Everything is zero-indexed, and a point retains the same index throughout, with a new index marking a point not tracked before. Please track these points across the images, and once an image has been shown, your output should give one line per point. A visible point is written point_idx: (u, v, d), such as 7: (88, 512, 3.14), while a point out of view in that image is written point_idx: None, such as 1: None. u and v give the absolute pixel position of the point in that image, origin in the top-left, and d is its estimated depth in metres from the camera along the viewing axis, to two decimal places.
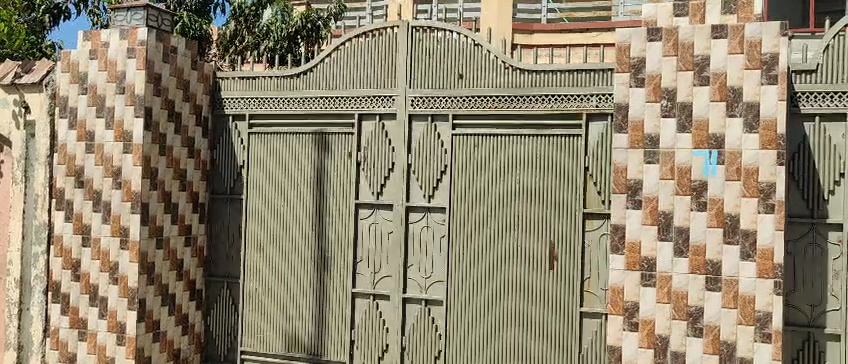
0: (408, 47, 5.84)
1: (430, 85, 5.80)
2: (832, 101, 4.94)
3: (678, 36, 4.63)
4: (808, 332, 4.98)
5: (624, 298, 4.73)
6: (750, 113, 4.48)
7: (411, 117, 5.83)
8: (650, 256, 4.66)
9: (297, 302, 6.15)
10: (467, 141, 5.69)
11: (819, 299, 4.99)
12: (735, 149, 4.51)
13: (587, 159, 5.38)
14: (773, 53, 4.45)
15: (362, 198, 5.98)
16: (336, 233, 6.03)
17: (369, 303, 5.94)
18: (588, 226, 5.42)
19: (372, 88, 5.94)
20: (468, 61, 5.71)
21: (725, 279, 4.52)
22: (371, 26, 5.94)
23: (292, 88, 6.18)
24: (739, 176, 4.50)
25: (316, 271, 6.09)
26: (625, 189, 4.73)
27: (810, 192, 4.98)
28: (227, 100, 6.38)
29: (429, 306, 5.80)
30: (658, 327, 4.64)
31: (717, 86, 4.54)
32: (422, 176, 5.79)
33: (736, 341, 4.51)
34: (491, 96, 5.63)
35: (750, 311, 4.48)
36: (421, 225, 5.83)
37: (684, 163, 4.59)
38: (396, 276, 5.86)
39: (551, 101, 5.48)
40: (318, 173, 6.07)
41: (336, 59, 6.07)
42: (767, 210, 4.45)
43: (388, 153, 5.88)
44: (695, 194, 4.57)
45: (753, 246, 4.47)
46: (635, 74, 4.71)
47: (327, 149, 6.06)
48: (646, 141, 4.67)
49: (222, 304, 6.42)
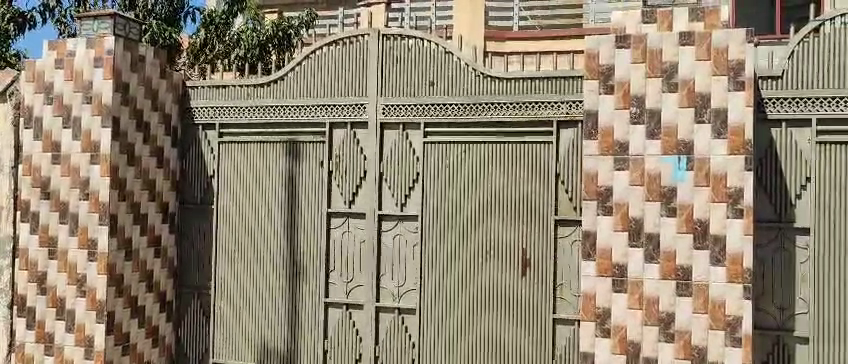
0: (379, 55, 5.83)
1: (402, 93, 5.79)
2: (797, 107, 5.01)
3: (645, 43, 4.66)
4: (777, 335, 5.04)
5: (596, 304, 4.74)
6: (718, 120, 4.52)
7: (382, 125, 5.82)
8: (620, 262, 4.68)
9: (270, 312, 6.09)
10: (439, 148, 5.69)
11: (787, 303, 5.04)
12: (703, 155, 4.54)
13: (558, 165, 5.40)
14: (740, 59, 4.50)
15: (334, 207, 5.94)
16: (308, 241, 5.99)
17: (342, 313, 5.90)
18: (560, 232, 5.42)
19: (342, 97, 5.91)
20: (439, 69, 5.71)
21: (695, 285, 4.55)
22: (342, 34, 5.92)
23: (263, 96, 6.14)
24: (707, 182, 4.53)
25: (288, 281, 6.04)
26: (595, 195, 4.75)
27: (777, 197, 5.04)
28: (197, 110, 6.32)
29: (402, 314, 5.77)
30: (630, 333, 4.66)
31: (684, 93, 4.57)
32: (394, 184, 5.78)
33: (707, 345, 4.53)
34: (462, 104, 5.63)
35: (721, 316, 4.51)
36: (393, 233, 5.80)
37: (653, 170, 4.61)
38: (369, 285, 5.82)
39: (521, 109, 5.49)
40: (289, 182, 6.03)
41: (307, 68, 6.04)
42: (735, 215, 4.49)
43: (359, 162, 5.85)
44: (664, 200, 4.59)
45: (723, 251, 4.51)
46: (604, 81, 4.74)
47: (299, 158, 6.02)
48: (616, 147, 4.70)
49: (194, 316, 6.34)
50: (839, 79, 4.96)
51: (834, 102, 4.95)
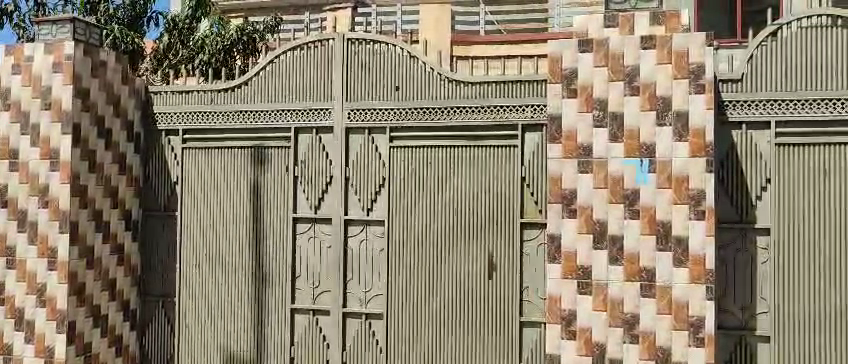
0: (344, 59, 5.81)
1: (367, 97, 5.78)
2: (757, 110, 5.09)
3: (606, 47, 4.71)
4: (739, 334, 5.12)
5: (561, 307, 4.77)
6: (679, 122, 4.58)
7: (348, 130, 5.80)
8: (585, 264, 4.71)
9: (236, 319, 6.04)
10: (405, 153, 5.68)
11: (749, 303, 5.12)
12: (665, 157, 4.59)
13: (523, 169, 5.43)
14: (701, 62, 4.55)
15: (300, 212, 5.91)
16: (273, 247, 5.94)
17: (309, 319, 5.86)
18: (526, 236, 5.45)
19: (307, 101, 5.88)
20: (404, 73, 5.71)
21: (659, 286, 4.59)
22: (306, 39, 5.90)
23: (227, 102, 6.09)
24: (669, 185, 4.58)
25: (254, 287, 5.99)
26: (559, 198, 4.78)
27: (738, 198, 5.12)
28: (160, 115, 6.25)
29: (370, 319, 5.75)
30: (595, 335, 4.69)
31: (646, 96, 4.62)
32: (360, 189, 5.76)
33: (671, 346, 4.58)
34: (427, 108, 5.64)
35: (684, 317, 4.56)
36: (359, 238, 5.78)
37: (616, 173, 4.65)
38: (335, 290, 5.79)
39: (486, 113, 5.51)
40: (254, 188, 5.99)
41: (271, 72, 6.00)
42: (697, 216, 4.54)
43: (325, 167, 5.83)
44: (627, 202, 4.63)
45: (685, 252, 4.56)
46: (567, 85, 4.78)
47: (264, 164, 5.98)
48: (579, 151, 4.73)
49: (158, 325, 6.26)
50: (797, 82, 5.05)
51: (792, 104, 5.03)
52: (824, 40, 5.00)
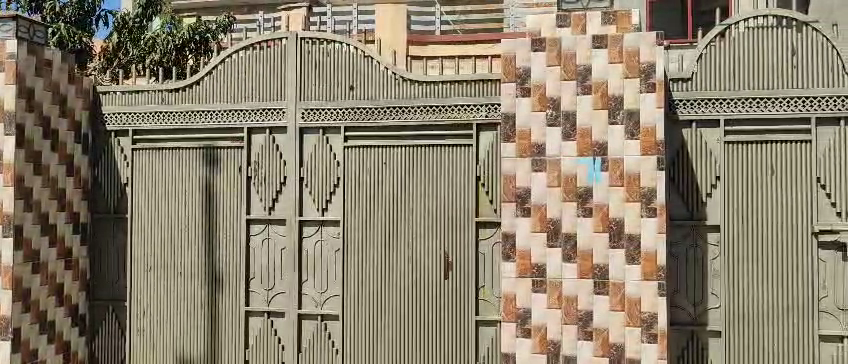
0: (297, 59, 5.76)
1: (321, 97, 5.73)
2: (707, 108, 5.17)
3: (559, 46, 4.74)
4: (691, 330, 5.18)
5: (516, 305, 4.79)
6: (630, 121, 4.62)
7: (302, 130, 5.74)
8: (540, 262, 4.73)
9: (189, 323, 5.93)
10: (360, 153, 5.65)
11: (700, 298, 5.19)
12: (617, 156, 4.63)
13: (478, 168, 5.44)
14: (651, 62, 4.61)
15: (254, 213, 5.83)
16: (226, 249, 5.86)
17: (264, 321, 5.78)
18: (481, 235, 5.46)
19: (260, 101, 5.81)
20: (358, 73, 5.68)
21: (612, 283, 4.63)
22: (258, 38, 5.83)
23: (179, 102, 6.00)
24: (622, 183, 4.62)
25: (207, 290, 5.89)
26: (514, 197, 4.80)
27: (689, 194, 5.19)
28: (108, 116, 6.12)
29: (325, 321, 5.70)
30: (550, 332, 4.71)
31: (598, 95, 4.66)
32: (314, 189, 5.71)
33: (624, 342, 4.62)
34: (382, 108, 5.61)
35: (636, 313, 4.61)
36: (314, 239, 5.73)
37: (569, 171, 4.68)
38: (290, 292, 5.73)
39: (441, 112, 5.51)
40: (207, 189, 5.89)
41: (224, 72, 5.92)
42: (649, 214, 4.59)
43: (279, 167, 5.76)
44: (580, 201, 4.66)
45: (638, 249, 4.61)
46: (521, 84, 4.80)
47: (216, 165, 5.89)
48: (533, 149, 4.75)
49: (109, 330, 6.12)
50: (745, 81, 5.14)
51: (741, 102, 5.12)
52: (770, 39, 5.12)
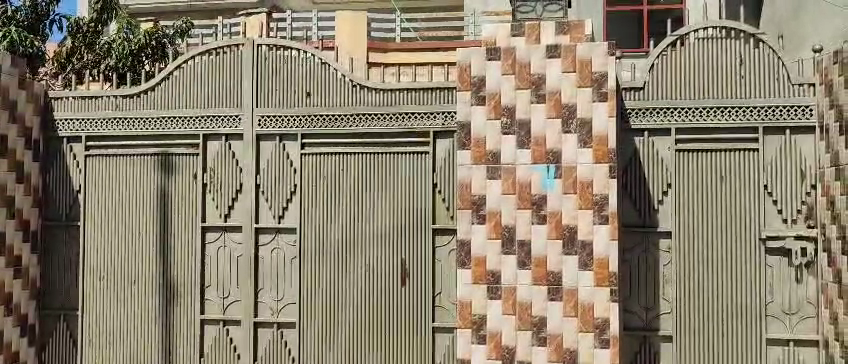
0: (254, 66, 5.74)
1: (278, 104, 5.72)
2: (658, 118, 5.26)
3: (514, 55, 4.79)
4: (643, 335, 5.26)
5: (472, 311, 4.81)
6: (583, 130, 4.70)
7: (259, 137, 5.72)
8: (495, 269, 4.77)
9: (142, 332, 5.86)
10: (317, 160, 5.64)
11: (653, 304, 5.27)
12: (570, 163, 4.70)
13: (435, 175, 5.48)
14: (603, 72, 4.69)
15: (209, 220, 5.79)
16: (182, 257, 5.80)
17: (219, 330, 5.74)
18: (438, 242, 5.50)
19: (217, 108, 5.78)
20: (315, 80, 5.68)
21: (565, 289, 4.69)
22: (215, 44, 5.81)
23: (133, 108, 5.93)
24: (575, 189, 4.69)
25: (162, 298, 5.83)
26: (469, 204, 4.83)
27: (641, 201, 5.28)
28: (60, 122, 6.03)
29: (282, 329, 5.67)
30: (505, 338, 4.75)
31: (552, 104, 4.72)
32: (271, 196, 5.68)
33: (577, 347, 4.68)
34: (339, 115, 5.61)
35: (589, 318, 4.68)
36: (271, 247, 5.70)
37: (524, 179, 4.73)
38: (246, 300, 5.69)
39: (398, 120, 5.53)
40: (161, 196, 5.84)
41: (180, 78, 5.89)
42: (601, 221, 4.67)
43: (235, 174, 5.73)
44: (535, 208, 4.72)
45: (590, 256, 4.68)
46: (476, 92, 4.84)
47: (171, 171, 5.83)
48: (487, 157, 4.80)
49: (59, 340, 6.00)
50: (695, 91, 5.26)
51: (691, 112, 5.23)
52: (719, 50, 5.25)
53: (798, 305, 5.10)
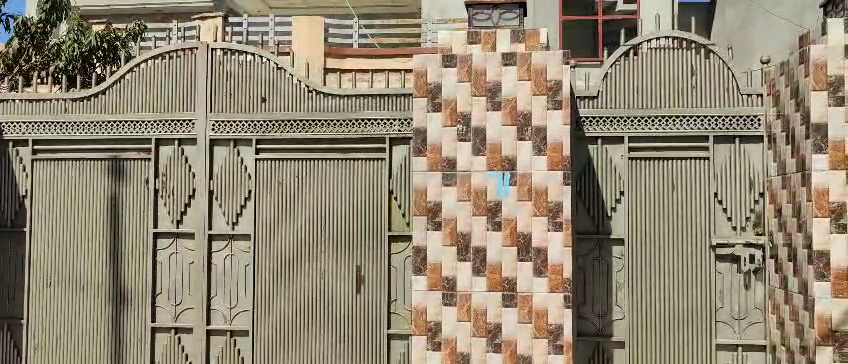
0: (207, 70, 5.67)
1: (232, 109, 5.65)
2: (611, 126, 5.32)
3: (470, 63, 4.80)
4: (596, 341, 5.30)
5: (427, 318, 4.80)
6: (538, 137, 4.73)
7: (212, 143, 5.65)
8: (450, 275, 4.77)
9: (90, 340, 5.73)
10: (272, 165, 5.58)
11: (606, 310, 5.32)
12: (525, 171, 4.73)
13: (391, 182, 5.47)
14: (557, 80, 4.74)
15: (161, 226, 5.69)
16: (133, 263, 5.69)
17: (171, 338, 5.64)
18: (393, 249, 5.49)
19: (170, 112, 5.69)
20: (271, 85, 5.64)
21: (520, 295, 4.72)
22: (168, 47, 5.73)
23: (83, 111, 5.81)
24: (530, 197, 4.72)
25: (111, 306, 5.70)
26: (424, 211, 4.82)
27: (595, 209, 5.33)
28: (6, 125, 5.87)
29: (235, 337, 5.59)
30: (460, 345, 4.75)
31: (507, 111, 4.76)
32: (224, 202, 5.61)
33: (532, 353, 4.71)
34: (294, 121, 5.57)
35: (544, 324, 4.71)
36: (224, 254, 5.62)
37: (479, 185, 4.75)
38: (198, 307, 5.61)
39: (354, 126, 5.51)
40: (112, 202, 5.72)
41: (131, 82, 5.79)
42: (555, 228, 4.71)
43: (188, 180, 5.64)
44: (490, 214, 4.74)
45: (544, 262, 4.71)
46: (432, 99, 4.84)
47: (122, 177, 5.72)
48: (443, 164, 4.80)
49: (3, 350, 5.83)
50: (648, 99, 5.34)
51: (644, 121, 5.30)
52: (671, 60, 5.34)
53: (746, 311, 5.22)
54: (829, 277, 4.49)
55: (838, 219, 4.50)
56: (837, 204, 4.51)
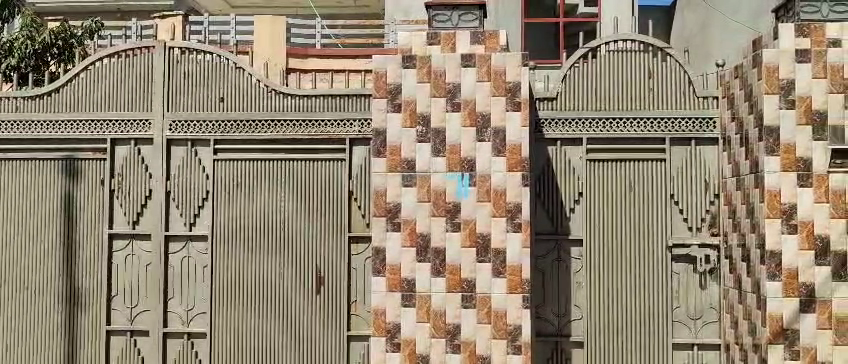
0: (164, 69, 5.60)
1: (190, 109, 5.59)
2: (571, 128, 5.36)
3: (429, 64, 4.80)
4: (555, 341, 5.33)
5: (386, 319, 4.79)
6: (497, 138, 4.75)
7: (169, 143, 5.57)
8: (409, 276, 4.77)
9: (42, 344, 5.60)
10: (230, 166, 5.53)
11: (564, 310, 5.36)
12: (484, 172, 4.75)
13: (351, 183, 5.46)
14: (516, 81, 4.77)
15: (117, 228, 5.60)
16: (87, 266, 5.59)
17: (126, 341, 5.55)
18: (353, 250, 5.47)
19: (126, 112, 5.60)
20: (230, 85, 5.59)
21: (478, 296, 4.73)
22: (124, 46, 5.64)
23: (36, 111, 5.70)
24: (489, 198, 4.74)
25: (64, 309, 5.59)
26: (384, 212, 4.80)
27: (554, 210, 5.36)
28: None
29: (192, 339, 5.52)
30: (419, 346, 4.75)
31: (466, 113, 4.77)
32: (182, 203, 5.54)
33: (491, 353, 4.72)
34: (253, 121, 5.52)
35: (502, 325, 4.72)
36: (181, 255, 5.55)
37: (438, 186, 4.75)
38: (154, 310, 5.52)
39: (314, 126, 5.48)
40: (65, 203, 5.60)
41: (86, 81, 5.69)
42: (514, 229, 4.73)
43: (145, 180, 5.56)
44: (449, 215, 4.75)
45: (503, 263, 4.73)
46: (392, 100, 4.83)
47: (76, 177, 5.61)
48: (403, 165, 4.79)
49: None
50: (606, 101, 5.39)
51: (602, 122, 5.35)
52: (628, 62, 5.41)
53: (701, 311, 5.30)
54: (780, 277, 4.57)
55: (789, 219, 4.59)
56: (789, 205, 4.59)
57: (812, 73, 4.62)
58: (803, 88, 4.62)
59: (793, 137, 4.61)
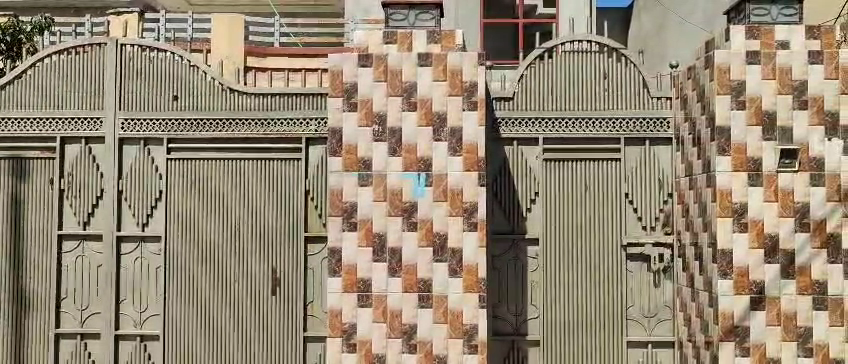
0: (116, 66, 5.49)
1: (143, 107, 5.49)
2: (528, 128, 5.39)
3: (386, 63, 4.79)
4: (512, 340, 5.35)
5: (342, 320, 4.75)
6: (453, 138, 4.75)
7: (121, 141, 5.47)
8: (365, 277, 4.74)
9: None
10: (185, 165, 5.44)
11: (521, 309, 5.38)
12: (441, 172, 4.74)
13: (307, 182, 5.41)
14: (473, 81, 4.77)
15: (67, 228, 5.48)
16: (35, 268, 5.45)
17: (76, 344, 5.42)
18: (310, 250, 5.42)
19: (76, 110, 5.48)
20: (184, 83, 5.52)
21: (435, 296, 4.72)
22: (74, 42, 5.52)
23: None
24: (445, 198, 4.74)
25: (12, 312, 5.44)
26: (340, 211, 4.77)
27: (510, 210, 5.38)
28: None
29: (144, 341, 5.43)
30: (375, 346, 4.72)
31: (422, 112, 4.76)
32: (134, 203, 5.44)
33: (447, 353, 4.71)
34: (208, 119, 5.44)
35: (459, 325, 4.72)
36: (133, 256, 5.45)
37: (394, 186, 4.74)
38: (106, 312, 5.41)
39: (270, 125, 5.42)
40: (13, 204, 5.46)
41: (34, 78, 5.54)
42: (470, 228, 4.73)
43: (96, 180, 5.45)
44: (405, 215, 4.73)
45: (459, 262, 4.73)
46: (348, 98, 4.80)
47: (24, 177, 5.47)
48: (359, 164, 4.76)
49: None
50: (561, 101, 5.43)
51: (558, 122, 5.38)
52: (584, 63, 5.45)
53: (655, 309, 5.37)
54: (732, 275, 4.65)
55: (740, 218, 4.66)
56: (739, 204, 4.67)
57: (761, 74, 4.70)
58: (753, 89, 4.70)
59: (743, 137, 4.69)
